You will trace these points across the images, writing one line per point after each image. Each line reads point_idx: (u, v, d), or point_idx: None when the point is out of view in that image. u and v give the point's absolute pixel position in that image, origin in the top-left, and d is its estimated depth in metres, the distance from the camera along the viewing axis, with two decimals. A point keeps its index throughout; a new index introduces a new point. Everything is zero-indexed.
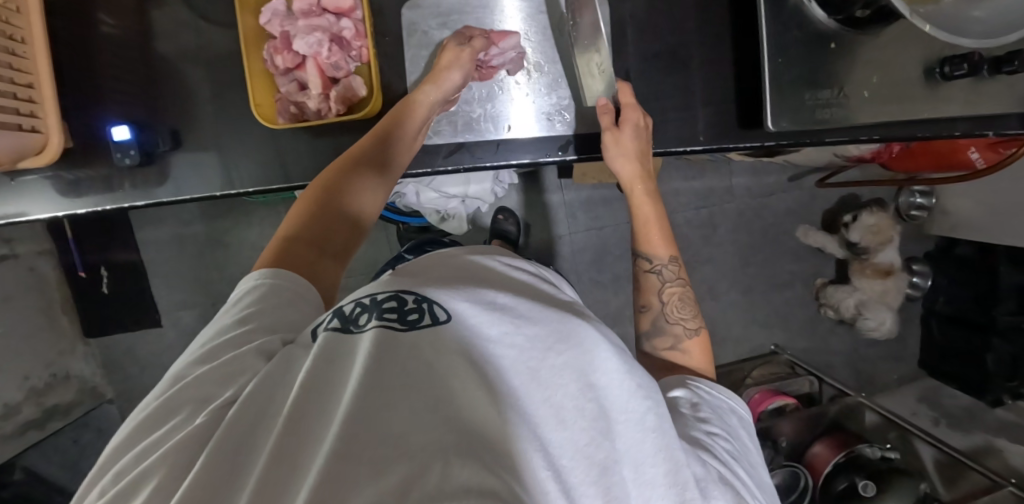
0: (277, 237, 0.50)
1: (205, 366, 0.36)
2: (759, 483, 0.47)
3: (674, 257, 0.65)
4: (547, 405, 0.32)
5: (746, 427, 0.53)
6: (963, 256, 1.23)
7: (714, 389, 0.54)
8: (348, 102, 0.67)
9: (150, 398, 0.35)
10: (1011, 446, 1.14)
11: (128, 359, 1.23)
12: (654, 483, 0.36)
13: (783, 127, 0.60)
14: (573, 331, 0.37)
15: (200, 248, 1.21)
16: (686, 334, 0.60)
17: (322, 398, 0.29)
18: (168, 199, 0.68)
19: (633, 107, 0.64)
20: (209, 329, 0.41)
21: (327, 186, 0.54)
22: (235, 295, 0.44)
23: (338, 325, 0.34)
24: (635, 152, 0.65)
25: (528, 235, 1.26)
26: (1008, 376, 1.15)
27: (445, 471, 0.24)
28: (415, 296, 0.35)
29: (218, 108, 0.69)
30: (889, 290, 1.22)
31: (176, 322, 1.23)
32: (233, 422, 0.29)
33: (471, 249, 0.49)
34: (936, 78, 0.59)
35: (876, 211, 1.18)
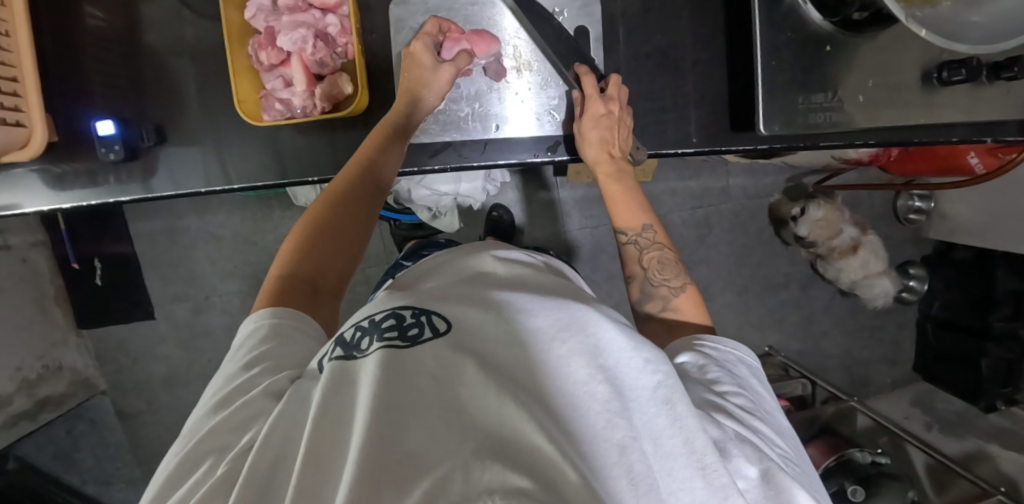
0: (272, 278, 0.51)
1: (220, 415, 0.37)
2: (783, 439, 0.45)
3: (651, 224, 0.63)
4: (558, 397, 0.32)
5: (760, 379, 0.50)
6: (961, 261, 1.22)
7: (722, 343, 0.51)
8: (334, 100, 0.66)
9: (172, 455, 0.37)
10: (1002, 453, 1.12)
11: (122, 351, 1.23)
12: (676, 455, 0.33)
13: (775, 131, 0.59)
14: (578, 319, 0.37)
15: (193, 241, 1.21)
16: (673, 293, 0.58)
17: (338, 424, 0.30)
18: (155, 195, 0.68)
19: (594, 97, 0.63)
20: (222, 375, 0.42)
21: (320, 216, 0.55)
22: (238, 339, 0.45)
23: (342, 353, 0.35)
24: (599, 138, 0.64)
25: (522, 232, 1.26)
26: (1003, 382, 1.17)
27: (467, 476, 0.24)
28: (412, 311, 0.36)
29: (206, 103, 0.68)
30: (872, 258, 1.20)
31: (170, 315, 1.23)
32: (255, 462, 0.30)
33: (470, 248, 0.49)
34: (933, 84, 0.58)
35: (823, 204, 1.15)
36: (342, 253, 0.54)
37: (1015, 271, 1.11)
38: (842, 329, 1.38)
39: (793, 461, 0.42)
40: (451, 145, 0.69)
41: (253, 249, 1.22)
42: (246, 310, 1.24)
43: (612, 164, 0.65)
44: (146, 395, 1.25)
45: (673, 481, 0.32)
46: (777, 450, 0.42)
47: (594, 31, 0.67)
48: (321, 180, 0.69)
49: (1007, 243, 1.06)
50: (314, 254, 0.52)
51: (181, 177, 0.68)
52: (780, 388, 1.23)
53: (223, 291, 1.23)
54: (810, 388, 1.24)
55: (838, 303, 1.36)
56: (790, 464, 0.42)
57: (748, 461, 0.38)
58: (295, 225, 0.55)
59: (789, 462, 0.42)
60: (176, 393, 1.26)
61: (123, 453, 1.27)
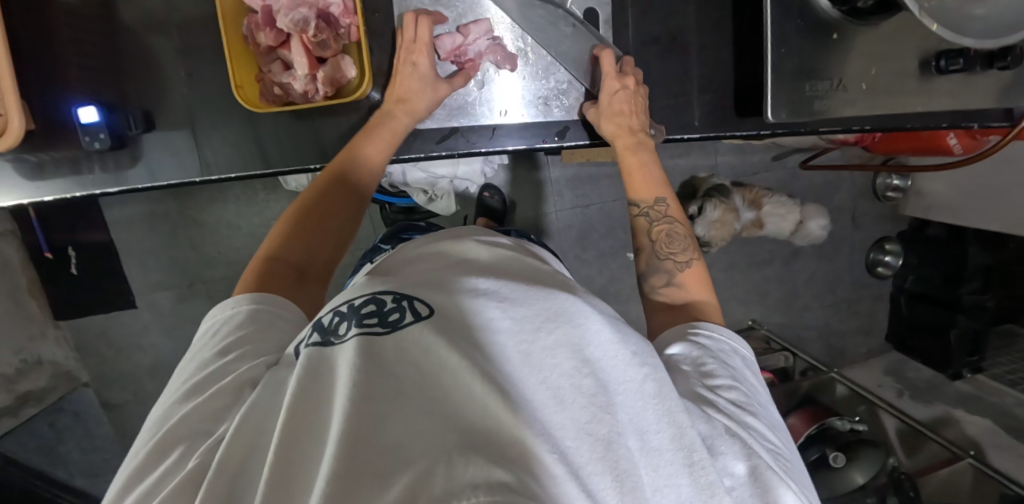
0: (258, 258, 0.51)
1: (191, 401, 0.36)
2: (775, 431, 0.45)
3: (664, 198, 0.62)
4: (544, 389, 0.31)
5: (751, 368, 0.50)
6: (935, 236, 1.27)
7: (717, 332, 0.51)
8: (336, 84, 0.64)
9: (141, 443, 0.35)
10: (967, 417, 1.23)
11: (103, 342, 1.19)
12: (663, 449, 0.34)
13: (781, 118, 0.60)
14: (564, 309, 0.35)
15: (174, 227, 1.16)
16: (679, 267, 0.58)
17: (308, 415, 0.29)
18: (142, 185, 0.65)
19: (609, 75, 0.63)
20: (192, 362, 0.41)
21: (310, 208, 0.55)
22: (211, 326, 0.44)
23: (319, 339, 0.34)
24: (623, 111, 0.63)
25: (513, 212, 1.25)
26: (971, 351, 1.25)
27: (450, 471, 0.24)
28: (393, 295, 0.35)
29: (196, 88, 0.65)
30: (783, 221, 1.23)
31: (153, 304, 1.19)
32: (228, 449, 0.30)
33: (444, 233, 0.48)
34: (931, 72, 0.59)
35: (719, 203, 1.14)
36: (327, 242, 0.55)
37: (984, 245, 1.18)
38: (822, 303, 1.43)
39: (784, 456, 0.43)
40: (459, 131, 0.67)
41: (238, 234, 1.18)
42: None
43: (631, 135, 0.63)
44: (132, 386, 1.22)
45: (660, 476, 0.32)
46: (767, 445, 0.42)
47: (603, 14, 0.66)
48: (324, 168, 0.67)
49: (979, 220, 1.12)
50: (301, 241, 0.53)
51: (168, 166, 0.65)
52: (764, 361, 1.27)
53: (208, 278, 1.20)
54: (791, 360, 1.29)
55: (819, 278, 1.41)
56: (782, 460, 0.42)
57: (737, 458, 0.38)
58: (285, 213, 0.55)
59: (780, 455, 0.42)
60: (163, 382, 1.24)
61: (111, 444, 1.24)
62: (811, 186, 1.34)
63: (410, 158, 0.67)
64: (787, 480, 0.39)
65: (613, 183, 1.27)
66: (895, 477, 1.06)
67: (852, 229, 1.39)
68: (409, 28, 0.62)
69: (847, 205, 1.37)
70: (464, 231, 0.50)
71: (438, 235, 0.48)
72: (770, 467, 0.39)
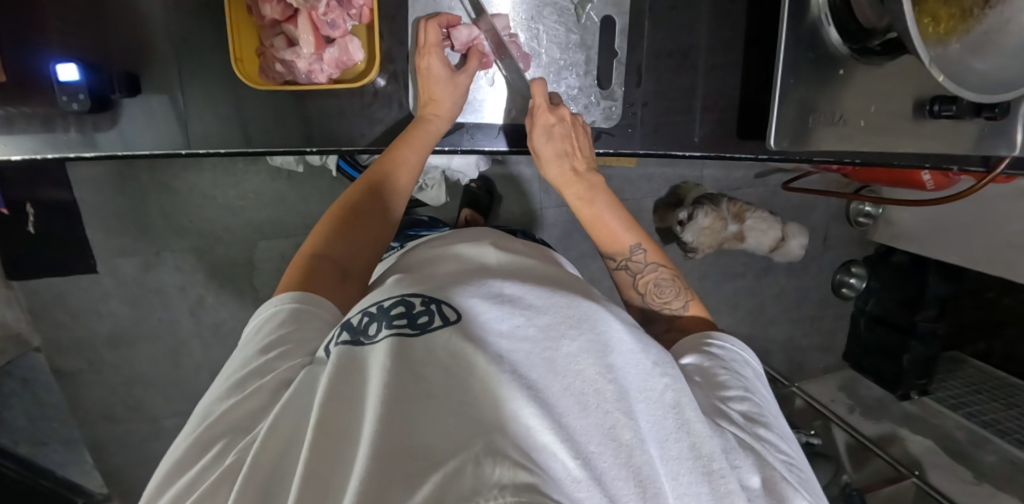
0: (303, 255, 0.49)
1: (233, 397, 0.35)
2: (788, 441, 0.46)
3: (639, 243, 0.60)
4: (568, 395, 0.31)
5: (762, 379, 0.52)
6: (901, 264, 1.33)
7: (729, 342, 0.53)
8: (342, 66, 0.63)
9: (185, 434, 0.35)
10: (910, 435, 1.30)
11: (58, 306, 1.13)
12: (682, 458, 0.35)
13: (783, 147, 0.62)
14: (588, 315, 0.37)
15: (142, 192, 1.09)
16: (676, 315, 0.58)
17: (343, 412, 0.30)
18: (118, 152, 0.64)
19: (542, 109, 0.63)
20: (236, 358, 0.40)
21: (350, 204, 0.53)
22: (256, 324, 0.42)
23: (348, 337, 0.35)
24: (551, 152, 0.63)
25: (498, 206, 1.22)
26: (920, 374, 1.32)
27: (478, 471, 0.24)
28: (422, 298, 0.37)
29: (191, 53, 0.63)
30: (762, 236, 1.25)
31: (115, 270, 1.13)
32: (263, 447, 0.29)
33: (462, 240, 0.50)
34: (925, 115, 0.61)
35: (709, 212, 1.17)
36: (369, 242, 0.52)
37: (944, 278, 1.26)
38: (788, 319, 1.48)
39: (798, 466, 0.44)
40: (463, 126, 0.68)
41: (211, 204, 1.13)
42: (203, 268, 1.16)
43: (580, 183, 0.62)
44: (88, 354, 1.17)
45: (680, 485, 0.33)
46: (780, 456, 0.43)
47: (620, 23, 0.66)
48: (320, 152, 0.67)
49: (944, 252, 1.17)
50: (344, 239, 0.51)
51: (148, 138, 0.64)
52: None
53: (176, 248, 1.14)
54: None
55: (788, 295, 1.46)
56: (794, 470, 0.43)
57: (752, 471, 0.39)
58: (328, 209, 0.54)
59: (791, 464, 0.44)
60: (121, 352, 1.18)
61: (61, 412, 1.19)
62: (790, 205, 1.37)
63: None
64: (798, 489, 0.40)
65: None
66: (847, 493, 1.15)
67: (822, 250, 1.43)
68: (420, 34, 0.62)
69: (820, 226, 1.41)
70: (483, 235, 0.53)
71: (456, 241, 0.51)
72: (784, 478, 0.40)
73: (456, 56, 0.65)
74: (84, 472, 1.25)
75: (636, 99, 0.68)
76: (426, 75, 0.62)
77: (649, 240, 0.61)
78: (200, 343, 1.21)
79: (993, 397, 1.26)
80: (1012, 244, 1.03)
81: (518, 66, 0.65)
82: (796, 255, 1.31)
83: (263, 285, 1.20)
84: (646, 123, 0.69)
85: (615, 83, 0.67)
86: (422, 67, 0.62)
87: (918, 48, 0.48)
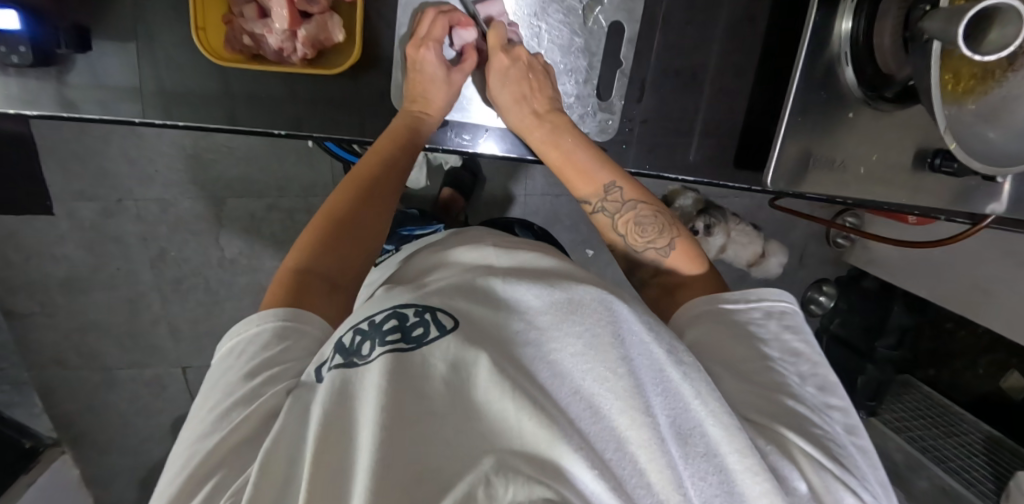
0: (287, 269, 0.45)
1: (218, 433, 0.33)
2: (822, 416, 0.43)
3: (615, 181, 0.57)
4: (578, 399, 0.32)
5: (797, 334, 0.48)
6: (868, 289, 1.39)
7: (745, 298, 0.49)
8: (318, 44, 0.59)
9: (168, 479, 0.32)
10: None
11: (9, 245, 1.06)
12: (706, 453, 0.34)
13: (778, 188, 0.60)
14: (593, 307, 0.37)
15: (105, 133, 1.02)
16: (661, 255, 0.55)
17: (342, 440, 0.29)
18: (69, 114, 0.60)
19: (494, 49, 0.59)
20: (215, 388, 0.37)
21: (342, 210, 0.50)
22: (236, 346, 0.38)
23: (341, 361, 0.34)
24: (513, 79, 0.59)
25: (480, 190, 1.18)
26: (869, 396, 1.39)
27: (492, 492, 0.24)
28: (415, 309, 0.37)
29: (168, 9, 0.59)
30: (742, 249, 1.25)
31: (72, 214, 1.06)
32: (258, 485, 0.28)
33: (462, 238, 0.51)
34: (924, 166, 0.61)
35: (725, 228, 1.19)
36: (360, 249, 0.49)
37: (909, 310, 1.34)
38: None
39: (836, 440, 0.42)
40: (449, 124, 0.65)
41: (180, 155, 1.06)
42: (166, 221, 1.11)
43: (544, 120, 0.59)
44: (40, 296, 1.11)
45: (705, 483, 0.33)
46: (815, 440, 0.41)
47: (629, 31, 0.62)
48: (289, 135, 0.63)
49: (915, 284, 1.19)
50: (331, 251, 0.47)
51: (107, 97, 0.60)
52: None
53: (139, 197, 1.08)
54: None
55: None
56: (831, 449, 0.41)
57: (798, 472, 0.38)
58: (313, 218, 0.50)
59: (833, 442, 0.42)
60: (76, 299, 1.13)
61: (10, 353, 1.15)
62: (773, 219, 1.36)
63: None
64: (843, 480, 0.38)
65: None
66: None
67: (797, 266, 1.43)
68: (423, 24, 0.58)
69: (799, 242, 1.41)
70: (482, 234, 0.52)
71: (453, 244, 0.50)
72: (815, 468, 0.38)
73: (450, 51, 0.63)
74: (33, 413, 1.22)
75: (636, 115, 0.65)
76: (416, 62, 0.58)
77: (625, 176, 0.58)
78: (160, 296, 1.17)
79: (934, 423, 1.28)
80: (980, 286, 1.06)
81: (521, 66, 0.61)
82: (772, 274, 1.32)
83: (229, 244, 1.15)
84: (642, 141, 0.66)
85: (616, 96, 0.64)
86: (415, 62, 0.58)
87: (937, 115, 0.46)
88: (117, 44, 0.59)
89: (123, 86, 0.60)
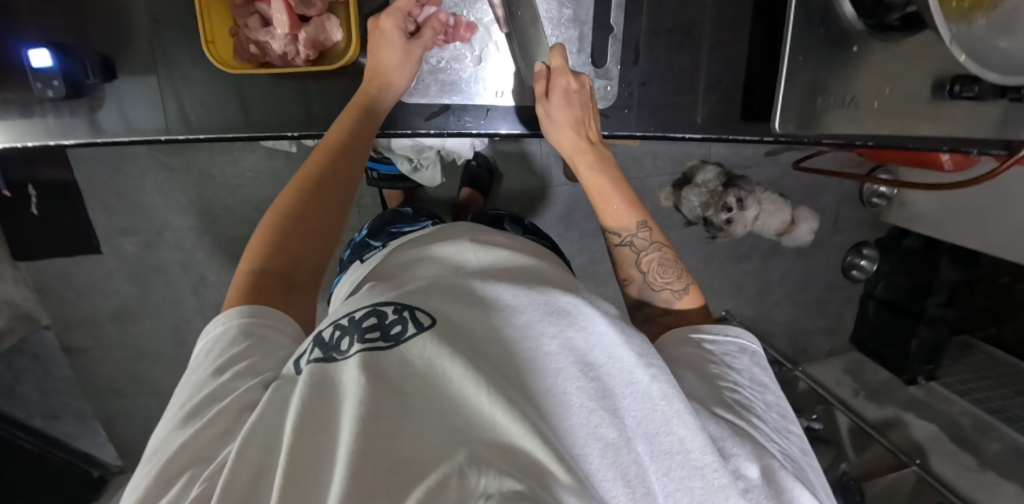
0: (242, 269, 0.45)
1: (188, 428, 0.32)
2: (780, 436, 0.42)
3: (644, 221, 0.57)
4: (551, 396, 0.32)
5: (764, 368, 0.47)
6: (910, 247, 1.29)
7: (721, 332, 0.49)
8: (318, 46, 0.63)
9: (139, 477, 0.31)
10: (916, 421, 1.29)
11: (62, 285, 1.14)
12: (674, 452, 0.33)
13: (788, 131, 0.60)
14: (565, 311, 0.37)
15: (139, 170, 1.08)
16: (676, 298, 0.54)
17: (319, 436, 0.28)
18: (103, 139, 0.64)
19: (561, 70, 0.60)
20: (185, 383, 0.36)
21: (297, 201, 0.49)
22: (203, 347, 0.38)
23: (319, 355, 0.33)
24: (571, 121, 0.61)
25: (498, 185, 1.19)
26: (926, 360, 1.30)
27: (463, 482, 0.24)
28: (394, 307, 0.35)
29: (183, 38, 0.63)
30: (771, 218, 1.21)
31: (117, 250, 1.13)
32: (230, 480, 0.26)
33: (443, 235, 0.50)
34: (944, 96, 0.59)
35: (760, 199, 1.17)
36: (319, 236, 0.49)
37: (956, 264, 1.21)
38: (793, 300, 1.45)
39: (794, 459, 0.41)
40: (450, 109, 0.67)
41: (210, 183, 1.11)
42: (202, 247, 1.16)
43: (589, 148, 0.61)
44: (94, 331, 1.19)
45: (671, 482, 0.32)
46: (775, 447, 0.40)
47: None
48: (301, 135, 0.67)
49: (957, 235, 1.13)
50: (287, 243, 0.47)
51: (134, 121, 0.64)
52: None
53: (176, 227, 1.14)
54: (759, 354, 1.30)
55: (795, 277, 1.42)
56: (790, 462, 0.40)
57: (749, 460, 0.36)
58: (265, 213, 0.49)
59: (791, 459, 0.41)
60: (127, 330, 1.20)
61: (73, 387, 1.22)
62: (801, 185, 1.32)
63: (395, 134, 0.67)
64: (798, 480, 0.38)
65: None
66: (844, 483, 1.05)
67: (832, 231, 1.38)
68: None
69: (832, 207, 1.36)
70: (462, 230, 0.51)
71: (434, 239, 0.49)
72: (781, 466, 0.38)
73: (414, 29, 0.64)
74: (97, 444, 1.29)
75: (634, 78, 0.67)
76: (374, 45, 0.60)
77: (655, 219, 0.58)
78: (203, 320, 1.23)
79: (1003, 383, 1.23)
80: None
81: (522, 43, 0.64)
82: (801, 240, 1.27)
83: None
84: (643, 104, 0.67)
85: (611, 62, 0.65)
86: (377, 27, 0.61)
87: (940, 27, 0.45)
88: (138, 76, 0.63)
89: (148, 112, 0.65)
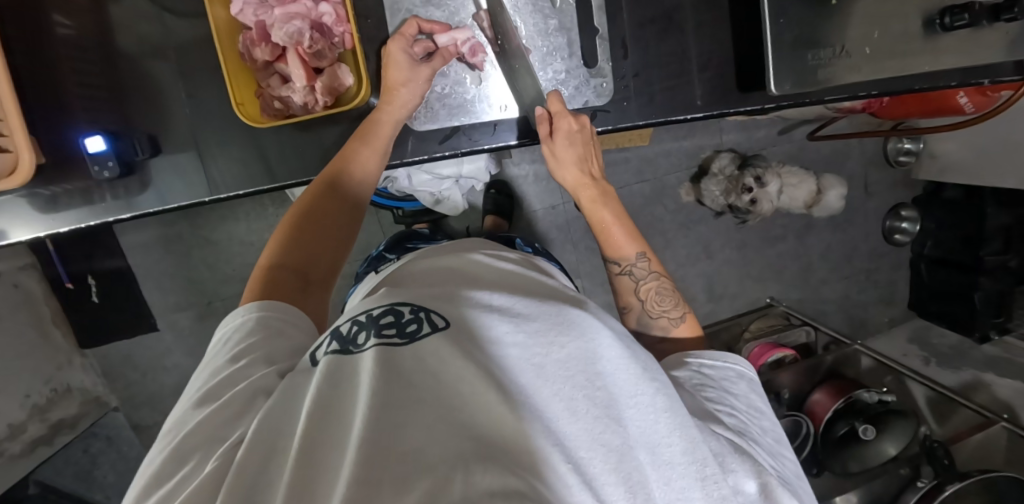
0: (263, 266, 0.50)
1: (205, 408, 0.35)
2: (773, 457, 0.45)
3: (643, 252, 0.61)
4: (557, 400, 0.31)
5: (760, 394, 0.50)
6: (952, 199, 1.23)
7: (720, 359, 0.52)
8: (334, 92, 0.69)
9: (156, 452, 0.34)
10: (998, 380, 1.20)
11: (128, 366, 1.21)
12: (674, 463, 0.34)
13: (785, 90, 0.63)
14: (574, 319, 0.36)
15: (186, 248, 1.16)
16: (673, 324, 0.58)
17: (333, 421, 0.28)
18: (153, 209, 0.70)
19: (563, 113, 0.64)
20: (205, 373, 0.40)
21: (308, 213, 0.55)
22: (223, 336, 0.42)
23: (337, 347, 0.33)
24: (574, 159, 0.65)
25: (520, 208, 1.22)
26: (995, 312, 1.19)
27: (467, 477, 0.23)
28: (410, 306, 0.35)
29: (210, 109, 0.70)
30: (796, 191, 1.19)
31: (174, 325, 1.20)
32: (243, 463, 0.27)
33: (455, 247, 0.49)
34: (936, 30, 0.61)
35: (779, 176, 1.13)
36: (328, 243, 0.54)
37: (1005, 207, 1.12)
38: (839, 276, 1.41)
39: (785, 477, 0.44)
40: (460, 130, 0.72)
41: (250, 250, 1.18)
42: None
43: (593, 186, 0.65)
44: (160, 406, 1.24)
45: (671, 490, 0.33)
46: (772, 467, 0.44)
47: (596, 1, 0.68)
48: None
49: (997, 177, 1.08)
50: (301, 248, 0.52)
51: (175, 191, 0.70)
52: (784, 338, 1.23)
53: (224, 296, 1.20)
54: (813, 334, 1.23)
55: (835, 251, 1.39)
56: (783, 480, 0.44)
57: (747, 475, 0.39)
58: (281, 220, 0.55)
59: (785, 479, 0.44)
60: None
61: None
62: (822, 157, 1.30)
63: (415, 160, 0.71)
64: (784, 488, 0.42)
65: (618, 171, 1.23)
66: (927, 446, 1.03)
67: (865, 198, 1.35)
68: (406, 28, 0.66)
69: (859, 173, 1.33)
70: (473, 244, 0.52)
71: (451, 249, 0.48)
72: (777, 483, 0.41)
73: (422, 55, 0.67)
74: None
75: (627, 71, 0.70)
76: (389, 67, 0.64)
77: (653, 250, 0.62)
78: None
79: None
80: None
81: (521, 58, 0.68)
82: (837, 204, 1.23)
83: None
84: (640, 94, 0.70)
85: (603, 60, 0.69)
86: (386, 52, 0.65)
87: None
88: (176, 151, 0.70)
89: (185, 181, 0.71)
